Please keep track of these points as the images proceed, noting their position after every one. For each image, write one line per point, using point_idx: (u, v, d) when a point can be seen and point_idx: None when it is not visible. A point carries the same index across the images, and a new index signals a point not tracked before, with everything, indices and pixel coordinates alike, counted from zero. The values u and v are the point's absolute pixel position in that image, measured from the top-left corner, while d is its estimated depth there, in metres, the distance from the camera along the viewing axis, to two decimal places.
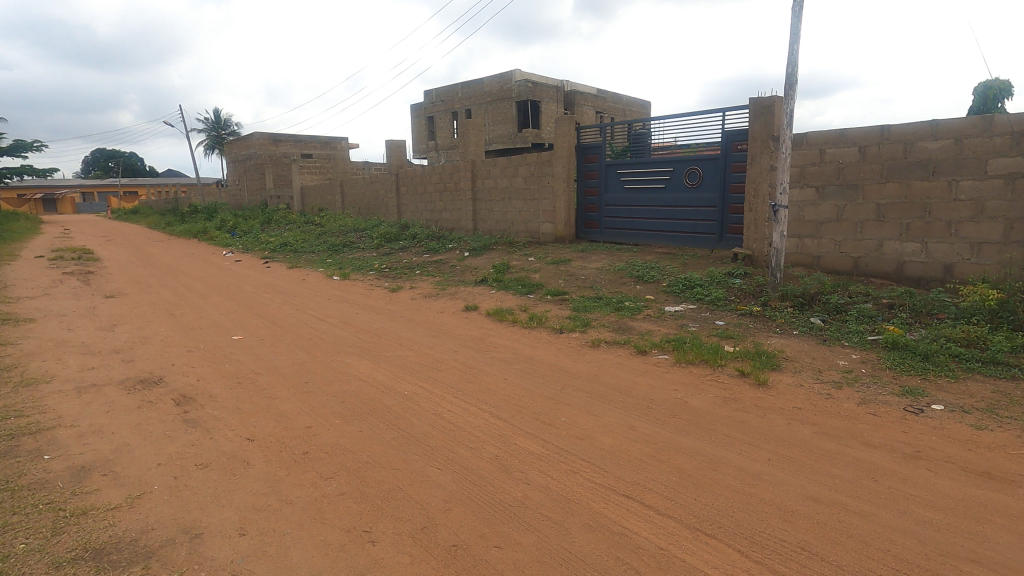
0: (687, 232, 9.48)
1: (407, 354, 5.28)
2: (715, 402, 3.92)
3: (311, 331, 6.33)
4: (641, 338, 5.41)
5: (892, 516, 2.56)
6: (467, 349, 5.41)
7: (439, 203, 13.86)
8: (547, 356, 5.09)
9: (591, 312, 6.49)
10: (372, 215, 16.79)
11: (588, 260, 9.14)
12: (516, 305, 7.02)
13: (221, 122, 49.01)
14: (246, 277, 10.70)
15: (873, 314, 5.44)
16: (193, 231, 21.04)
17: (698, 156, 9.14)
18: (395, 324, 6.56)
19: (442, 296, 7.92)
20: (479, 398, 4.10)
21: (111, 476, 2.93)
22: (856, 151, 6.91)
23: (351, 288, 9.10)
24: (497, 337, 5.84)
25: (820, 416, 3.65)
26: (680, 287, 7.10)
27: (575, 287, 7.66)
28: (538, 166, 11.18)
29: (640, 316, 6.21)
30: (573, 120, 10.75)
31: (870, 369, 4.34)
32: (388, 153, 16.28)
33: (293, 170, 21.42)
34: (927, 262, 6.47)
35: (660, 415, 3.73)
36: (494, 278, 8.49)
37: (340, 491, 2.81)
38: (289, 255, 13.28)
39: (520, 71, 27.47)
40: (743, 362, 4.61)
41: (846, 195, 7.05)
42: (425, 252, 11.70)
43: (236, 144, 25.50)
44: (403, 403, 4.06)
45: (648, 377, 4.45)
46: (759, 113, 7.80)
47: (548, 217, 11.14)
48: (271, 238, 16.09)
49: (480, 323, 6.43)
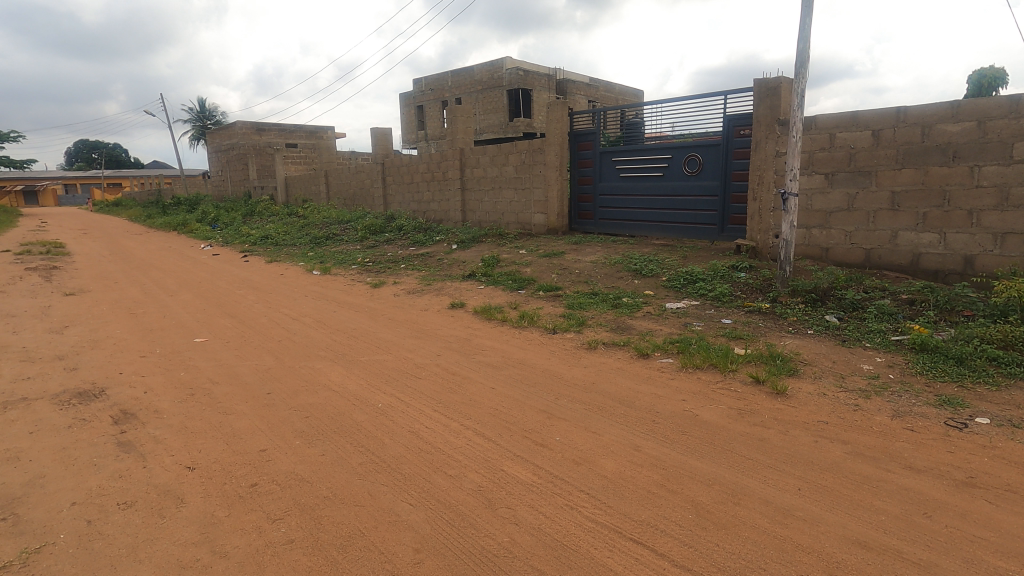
0: (687, 222, 9.01)
1: (386, 358, 4.79)
2: (729, 415, 3.46)
3: (283, 332, 5.79)
4: (642, 339, 4.94)
5: (958, 568, 2.10)
6: (452, 353, 4.91)
7: (427, 193, 13.31)
8: (539, 361, 4.61)
9: (586, 309, 6.00)
10: (358, 207, 16.18)
11: (582, 253, 8.66)
12: (507, 302, 6.54)
13: (206, 113, 48.01)
14: (221, 272, 10.11)
15: (893, 312, 5.00)
16: (172, 223, 20.31)
17: (698, 143, 8.65)
18: (374, 324, 6.05)
19: (427, 292, 7.40)
20: (462, 412, 3.62)
21: (11, 521, 2.42)
22: (869, 135, 6.46)
23: (332, 284, 8.55)
24: (484, 338, 5.34)
25: (851, 431, 3.20)
26: (681, 282, 6.64)
27: (569, 282, 7.19)
28: (529, 154, 10.61)
29: (639, 314, 5.74)
30: (565, 106, 10.22)
31: (898, 375, 3.90)
32: (373, 142, 15.59)
33: (277, 161, 20.72)
34: (946, 253, 6.05)
35: (668, 433, 3.27)
36: (483, 272, 8.00)
37: (289, 538, 2.32)
38: (269, 248, 12.69)
39: (511, 59, 26.80)
40: (757, 368, 4.15)
41: (858, 182, 6.60)
42: (411, 245, 11.18)
43: (218, 134, 24.74)
44: (375, 419, 3.56)
45: (653, 385, 3.99)
46: (764, 96, 7.33)
47: (539, 208, 10.57)
48: (252, 231, 15.48)
49: (466, 322, 5.95)
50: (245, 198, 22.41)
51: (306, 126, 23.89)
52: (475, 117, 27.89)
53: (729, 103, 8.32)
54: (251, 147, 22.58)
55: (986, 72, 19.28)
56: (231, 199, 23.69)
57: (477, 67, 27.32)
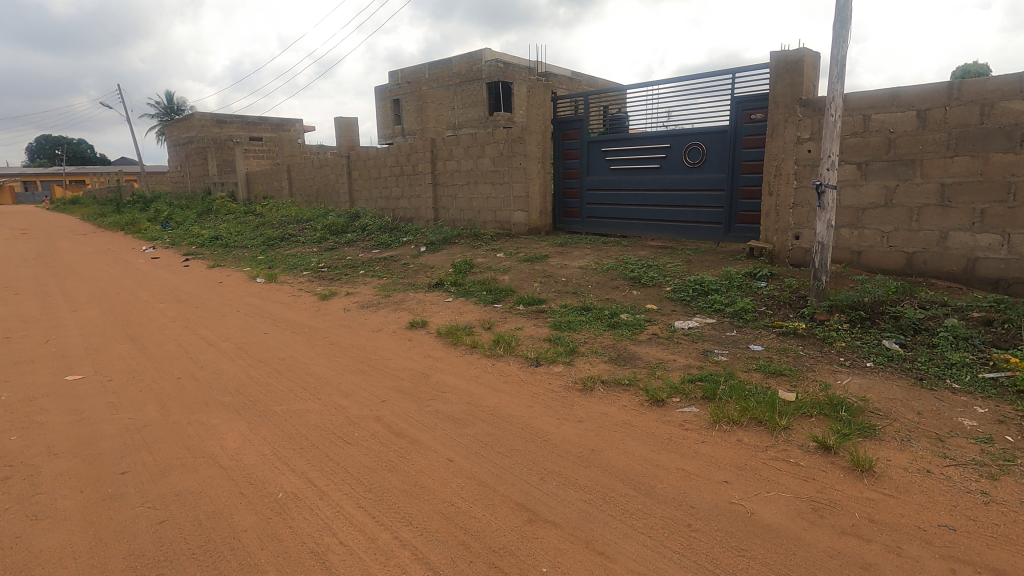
0: (687, 221, 7.90)
1: (311, 407, 3.53)
2: (804, 515, 2.30)
3: (187, 364, 4.50)
4: (652, 376, 3.78)
5: None
6: (401, 398, 3.67)
7: (395, 188, 12.03)
8: (517, 411, 3.40)
9: (577, 330, 4.82)
10: (321, 203, 14.81)
11: (569, 256, 7.48)
12: (478, 320, 5.32)
13: (175, 107, 46.23)
14: (151, 279, 8.71)
15: (970, 337, 3.91)
16: (121, 222, 18.62)
17: (700, 130, 7.53)
18: (309, 351, 4.77)
19: (384, 306, 6.13)
20: (399, 512, 2.39)
21: None
22: (913, 117, 5.38)
23: (275, 295, 7.24)
24: (447, 373, 4.11)
25: (999, 549, 2.06)
26: (690, 294, 5.49)
27: (555, 294, 5.99)
28: (507, 144, 9.38)
29: (643, 338, 4.58)
30: (548, 89, 9.03)
31: (1020, 437, 2.78)
32: (337, 133, 14.16)
33: (237, 155, 19.16)
34: (1010, 259, 4.99)
35: (718, 554, 2.09)
36: (452, 281, 6.77)
37: None
38: (216, 251, 11.28)
39: (490, 51, 25.46)
40: (817, 425, 3.01)
41: (898, 173, 5.53)
42: (374, 247, 9.89)
43: (177, 126, 23.07)
44: (266, 526, 2.33)
45: (678, 455, 2.81)
46: (782, 72, 6.24)
47: (519, 205, 9.36)
48: (203, 231, 14.00)
49: (426, 348, 4.73)
50: (203, 195, 20.80)
51: (271, 118, 22.34)
52: (453, 111, 26.59)
53: (737, 84, 7.21)
54: (211, 140, 20.96)
55: (970, 68, 18.61)
56: (190, 196, 22.03)
57: (455, 59, 26.00)
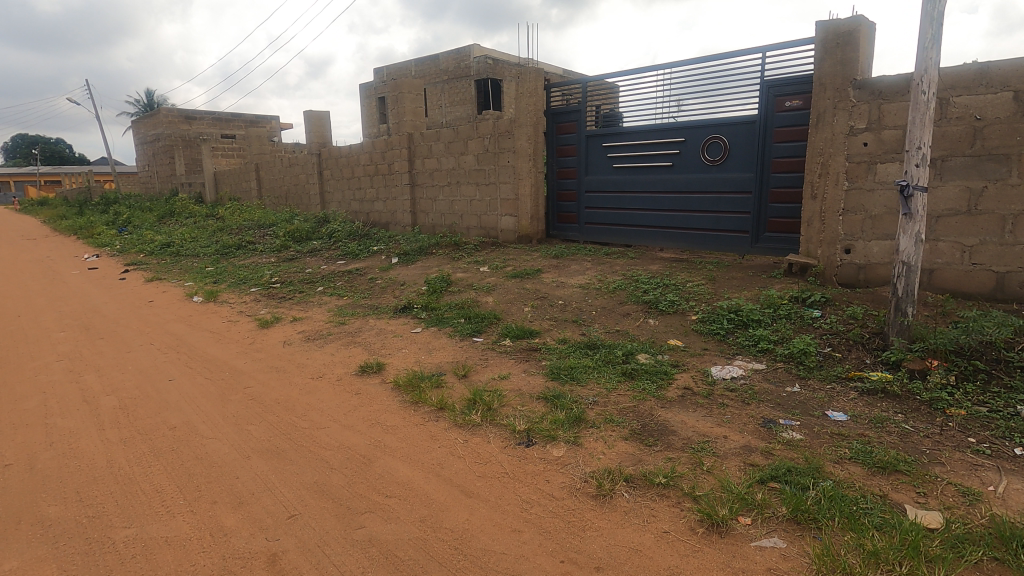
0: (706, 229, 6.69)
1: (174, 532, 2.26)
2: None
3: (36, 436, 3.19)
4: (699, 470, 2.54)
5: None
6: (321, 510, 2.41)
7: (369, 189, 10.74)
8: (499, 543, 2.15)
9: (581, 381, 3.58)
10: (291, 207, 13.46)
11: (566, 271, 6.24)
12: (452, 363, 4.07)
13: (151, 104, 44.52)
14: (71, 296, 7.34)
15: None
16: (76, 226, 17.09)
17: (721, 121, 6.31)
18: (217, 411, 3.49)
19: (335, 339, 4.86)
20: None
21: None
22: (1008, 100, 4.21)
23: (207, 319, 5.92)
24: (400, 456, 2.86)
25: None
26: (725, 325, 4.27)
27: (550, 324, 4.74)
28: (493, 139, 8.11)
29: (673, 395, 3.35)
30: (540, 74, 7.78)
31: None
32: (306, 127, 12.78)
33: (204, 153, 17.73)
34: None
35: None
36: (423, 304, 5.50)
37: None
38: (163, 260, 9.91)
39: (479, 46, 24.16)
40: None
41: (986, 171, 4.34)
42: (340, 257, 8.60)
43: (144, 122, 21.62)
44: None
45: None
46: (830, 47, 5.03)
47: (507, 209, 8.11)
48: (156, 236, 12.57)
49: (377, 407, 3.46)
50: (169, 197, 19.36)
51: (245, 114, 20.95)
52: (440, 109, 25.21)
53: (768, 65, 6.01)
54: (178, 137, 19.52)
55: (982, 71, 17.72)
56: (156, 197, 20.52)
57: (443, 56, 24.72)
